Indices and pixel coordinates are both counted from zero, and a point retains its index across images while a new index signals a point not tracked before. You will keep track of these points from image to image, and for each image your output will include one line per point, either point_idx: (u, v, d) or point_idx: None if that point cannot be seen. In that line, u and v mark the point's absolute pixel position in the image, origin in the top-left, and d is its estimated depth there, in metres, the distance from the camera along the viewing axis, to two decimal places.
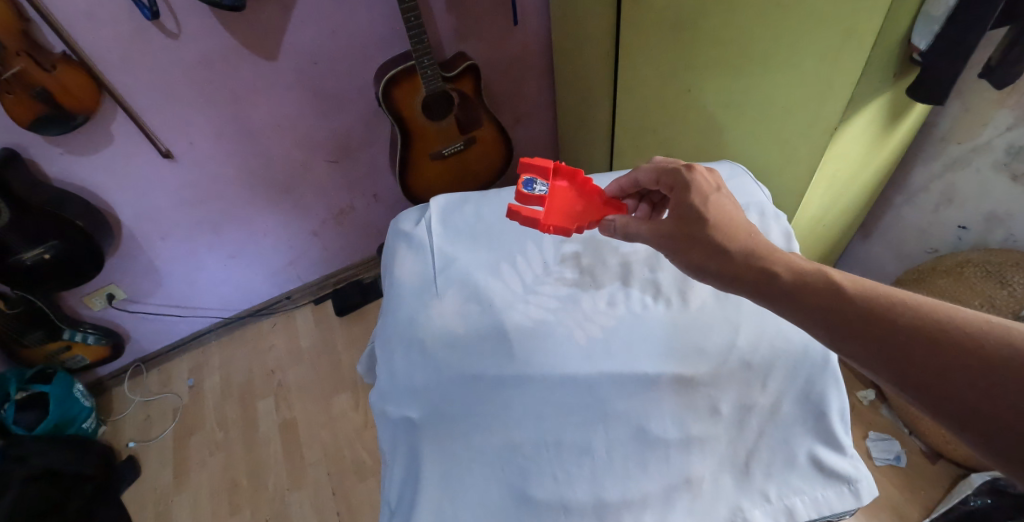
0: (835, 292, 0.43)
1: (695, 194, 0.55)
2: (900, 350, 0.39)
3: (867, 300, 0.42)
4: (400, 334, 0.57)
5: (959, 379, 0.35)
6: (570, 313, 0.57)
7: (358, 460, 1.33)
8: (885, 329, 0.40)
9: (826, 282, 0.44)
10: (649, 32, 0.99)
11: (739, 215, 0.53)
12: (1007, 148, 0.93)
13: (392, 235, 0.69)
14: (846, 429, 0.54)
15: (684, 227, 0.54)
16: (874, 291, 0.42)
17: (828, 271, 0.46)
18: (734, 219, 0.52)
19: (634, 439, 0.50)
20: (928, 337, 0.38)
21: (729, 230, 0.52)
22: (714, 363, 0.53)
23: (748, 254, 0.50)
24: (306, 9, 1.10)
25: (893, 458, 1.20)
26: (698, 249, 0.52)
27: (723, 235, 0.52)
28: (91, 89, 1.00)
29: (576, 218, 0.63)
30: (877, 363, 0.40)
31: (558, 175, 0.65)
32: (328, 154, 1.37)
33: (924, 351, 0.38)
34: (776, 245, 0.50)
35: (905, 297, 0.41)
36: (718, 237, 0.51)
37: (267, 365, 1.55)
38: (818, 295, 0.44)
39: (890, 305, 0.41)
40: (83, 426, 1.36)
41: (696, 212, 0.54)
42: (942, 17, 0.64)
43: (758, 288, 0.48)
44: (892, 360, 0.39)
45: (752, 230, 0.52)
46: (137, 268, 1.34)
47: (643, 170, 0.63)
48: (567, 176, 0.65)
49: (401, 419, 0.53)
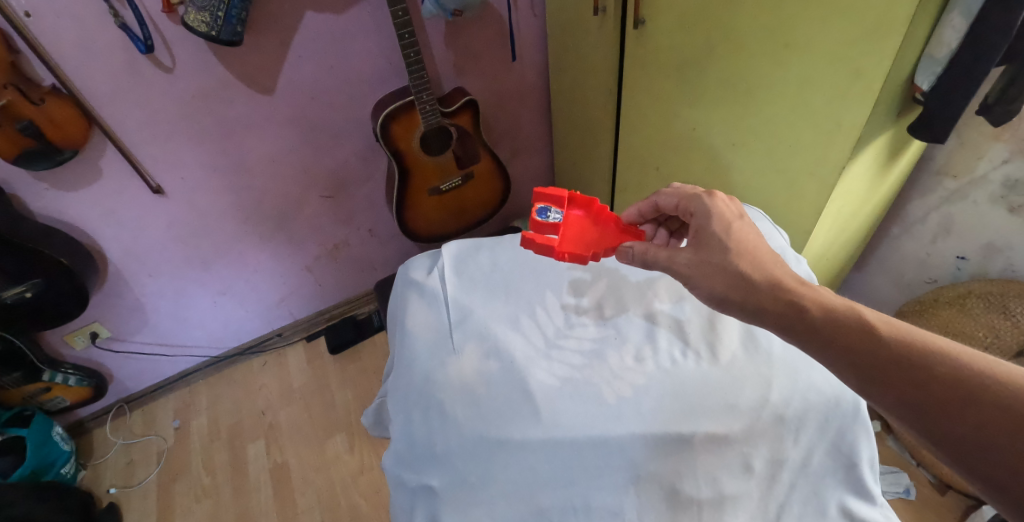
0: (859, 331, 0.43)
1: (716, 221, 0.56)
2: (934, 398, 0.38)
3: (902, 346, 0.41)
4: (416, 392, 0.55)
5: (997, 437, 0.34)
6: (597, 369, 0.55)
7: (353, 506, 1.27)
8: (917, 378, 0.39)
9: (858, 322, 0.44)
10: (652, 70, 1.00)
11: (762, 245, 0.53)
12: (1004, 182, 0.94)
13: (400, 283, 0.67)
14: (879, 480, 0.50)
15: (705, 255, 0.54)
16: (909, 336, 0.41)
17: (859, 309, 0.45)
18: (759, 248, 0.52)
19: (666, 502, 0.48)
20: (963, 389, 0.37)
21: (756, 260, 0.51)
22: (747, 419, 0.51)
23: (776, 288, 0.49)
24: (304, 45, 1.10)
25: (902, 492, 1.17)
26: (723, 278, 0.52)
27: (750, 265, 0.51)
28: (80, 123, 0.97)
29: (591, 245, 0.62)
30: (907, 411, 0.39)
31: (574, 203, 0.64)
32: (322, 190, 1.35)
33: (962, 403, 0.37)
34: (806, 281, 0.48)
35: (942, 344, 0.40)
36: (745, 268, 0.51)
37: (256, 405, 1.49)
38: (848, 338, 0.43)
39: (924, 351, 0.40)
40: (62, 471, 1.28)
41: (718, 241, 0.54)
42: (945, 59, 0.64)
43: (786, 325, 0.47)
44: (926, 412, 0.38)
45: (779, 264, 0.51)
46: (123, 306, 1.29)
47: (663, 195, 0.63)
48: (583, 204, 0.64)
49: (420, 486, 0.50)
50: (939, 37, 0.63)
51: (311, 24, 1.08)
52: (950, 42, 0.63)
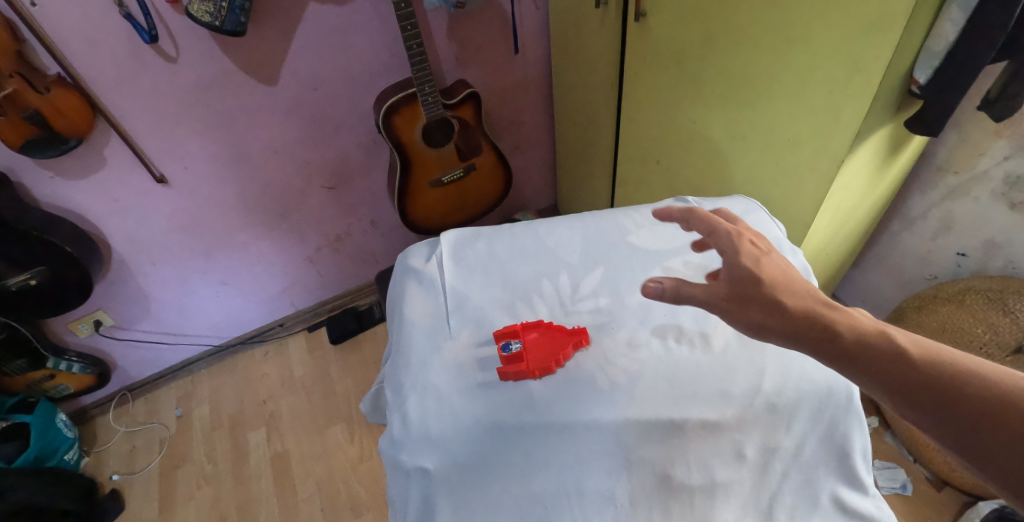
0: (904, 362, 0.40)
1: (745, 253, 0.49)
2: (977, 425, 0.36)
3: (938, 369, 0.39)
4: (413, 377, 0.55)
5: None
6: (591, 354, 0.56)
7: (352, 495, 1.28)
8: (957, 402, 0.37)
9: (889, 345, 0.41)
10: (653, 64, 1.00)
11: (794, 274, 0.48)
12: (1004, 178, 0.94)
13: (399, 270, 0.68)
14: (868, 468, 0.52)
15: (741, 286, 0.48)
16: (941, 357, 0.39)
17: (889, 331, 0.42)
18: (791, 280, 0.47)
19: (657, 485, 0.49)
20: (1009, 415, 0.35)
21: (791, 289, 0.47)
22: (740, 406, 0.52)
23: (804, 312, 0.45)
24: (307, 35, 1.10)
25: (898, 487, 1.17)
26: (756, 306, 0.47)
27: (782, 291, 0.47)
28: (85, 112, 0.98)
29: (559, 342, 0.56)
30: (949, 437, 0.37)
31: (528, 328, 0.57)
32: (324, 181, 1.35)
33: (1007, 430, 0.35)
34: (835, 303, 0.45)
35: (975, 364, 0.39)
36: (782, 296, 0.46)
37: (258, 394, 1.50)
38: (884, 362, 0.40)
39: (960, 373, 0.38)
40: (65, 458, 1.30)
41: (750, 274, 0.48)
42: (943, 52, 0.64)
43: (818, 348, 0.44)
44: (967, 437, 0.36)
45: (808, 289, 0.47)
46: (125, 295, 1.30)
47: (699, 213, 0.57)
48: (536, 327, 0.57)
49: (414, 468, 0.50)
50: (938, 31, 0.63)
51: (313, 15, 1.08)
52: (948, 35, 0.62)
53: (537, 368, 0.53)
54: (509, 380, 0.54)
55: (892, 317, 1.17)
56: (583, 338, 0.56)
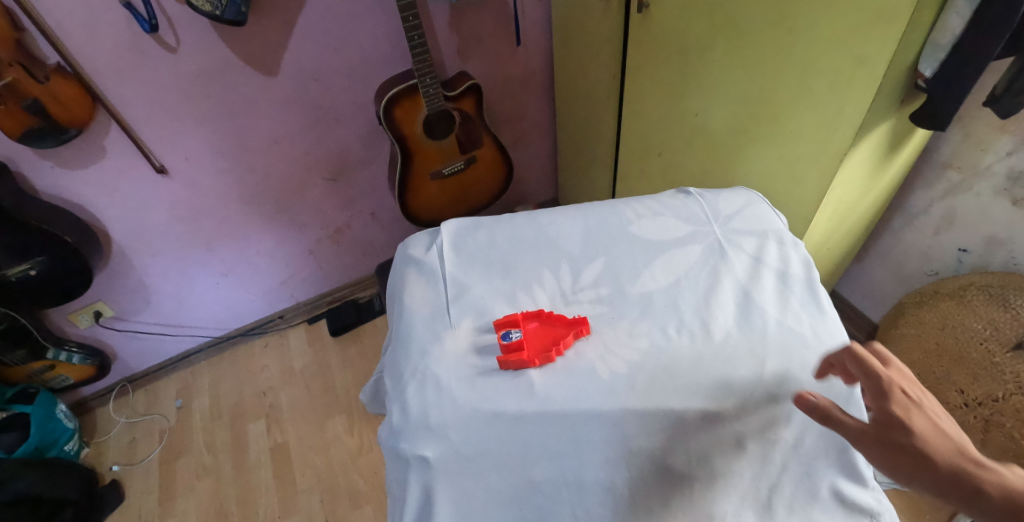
0: None
1: (897, 401, 0.44)
2: None
3: None
4: (412, 365, 0.55)
5: None
6: (592, 343, 0.56)
7: (351, 486, 1.29)
8: None
9: None
10: (655, 56, 1.00)
11: (948, 425, 0.42)
12: (1008, 174, 0.93)
13: (400, 260, 0.68)
14: (868, 461, 0.52)
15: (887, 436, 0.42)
16: None
17: None
18: (942, 433, 0.41)
19: (656, 475, 0.48)
20: None
21: (942, 446, 0.41)
22: (741, 396, 0.51)
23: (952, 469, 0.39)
24: (308, 26, 1.09)
25: (897, 482, 1.17)
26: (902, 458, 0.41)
27: (930, 443, 0.41)
28: (85, 102, 0.97)
29: (557, 331, 0.56)
30: None
31: (528, 318, 0.57)
32: (325, 173, 1.35)
33: None
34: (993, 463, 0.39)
35: None
36: (930, 451, 0.41)
37: (258, 386, 1.50)
38: None
39: None
40: (65, 448, 1.30)
41: (902, 425, 0.42)
42: (949, 46, 0.63)
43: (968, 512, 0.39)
44: None
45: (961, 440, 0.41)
46: (126, 285, 1.30)
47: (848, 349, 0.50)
48: (535, 316, 0.57)
49: (414, 456, 0.50)
50: (944, 24, 0.63)
51: (314, 5, 1.07)
52: (954, 28, 0.62)
53: (537, 357, 0.53)
54: (510, 369, 0.54)
55: (892, 313, 1.16)
56: (583, 327, 0.56)
